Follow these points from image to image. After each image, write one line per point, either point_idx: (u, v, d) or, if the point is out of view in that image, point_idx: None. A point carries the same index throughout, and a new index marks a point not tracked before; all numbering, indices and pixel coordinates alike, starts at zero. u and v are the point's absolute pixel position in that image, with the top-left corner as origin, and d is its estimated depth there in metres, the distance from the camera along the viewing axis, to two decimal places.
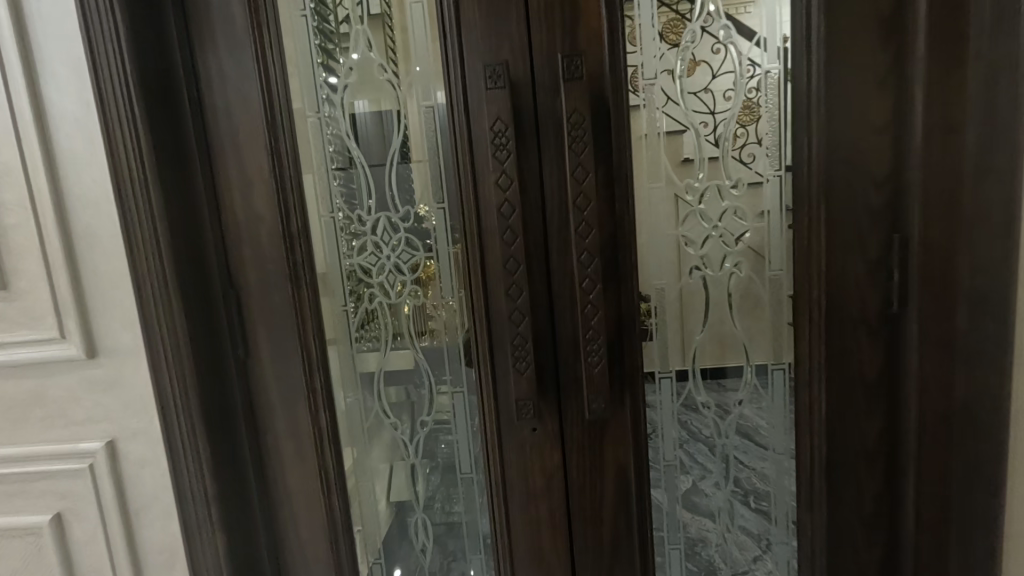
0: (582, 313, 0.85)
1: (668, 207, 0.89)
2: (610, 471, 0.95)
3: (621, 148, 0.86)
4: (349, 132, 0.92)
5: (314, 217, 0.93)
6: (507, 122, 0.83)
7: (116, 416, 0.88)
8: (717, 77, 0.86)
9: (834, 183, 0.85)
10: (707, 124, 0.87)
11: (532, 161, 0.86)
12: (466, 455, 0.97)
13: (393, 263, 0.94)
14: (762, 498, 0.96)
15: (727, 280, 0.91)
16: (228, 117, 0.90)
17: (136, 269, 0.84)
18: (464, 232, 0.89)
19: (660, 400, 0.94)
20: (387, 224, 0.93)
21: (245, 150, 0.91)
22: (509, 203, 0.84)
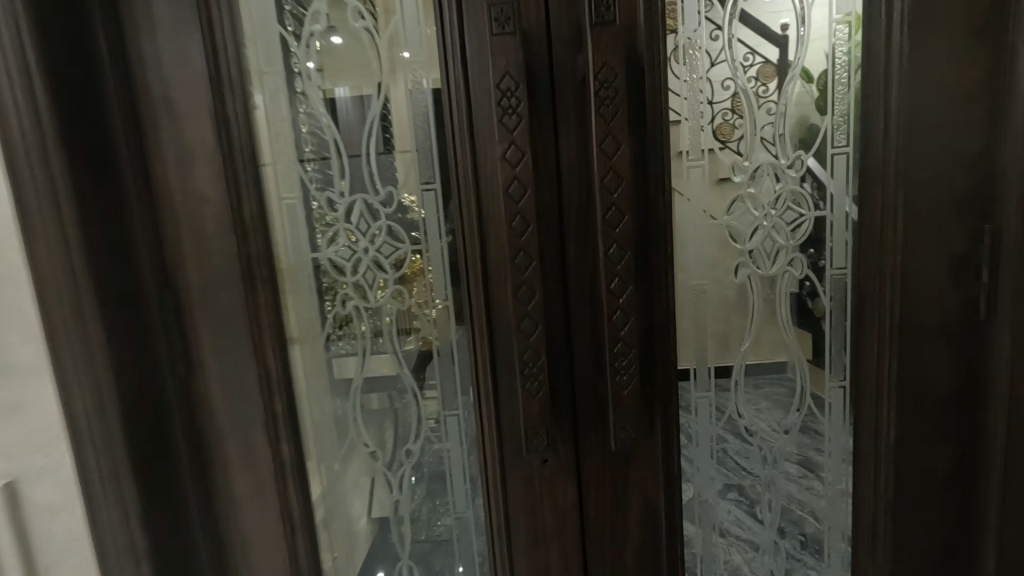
0: (609, 321, 0.68)
1: (710, 191, 0.73)
2: (634, 507, 0.79)
3: (656, 114, 0.69)
4: (317, 93, 0.73)
5: (274, 201, 0.75)
6: (518, 80, 0.65)
7: (14, 452, 0.69)
8: (719, 62, 0.70)
9: (913, 164, 0.70)
10: (703, 116, 0.71)
11: (546, 130, 0.69)
12: (459, 468, 0.79)
13: (371, 256, 0.76)
14: (811, 535, 0.82)
15: (778, 279, 0.75)
16: (160, 71, 0.71)
17: (36, 264, 0.64)
18: (461, 220, 0.71)
19: (696, 424, 0.78)
20: (363, 209, 0.75)
21: (182, 113, 0.72)
22: (519, 181, 0.67)
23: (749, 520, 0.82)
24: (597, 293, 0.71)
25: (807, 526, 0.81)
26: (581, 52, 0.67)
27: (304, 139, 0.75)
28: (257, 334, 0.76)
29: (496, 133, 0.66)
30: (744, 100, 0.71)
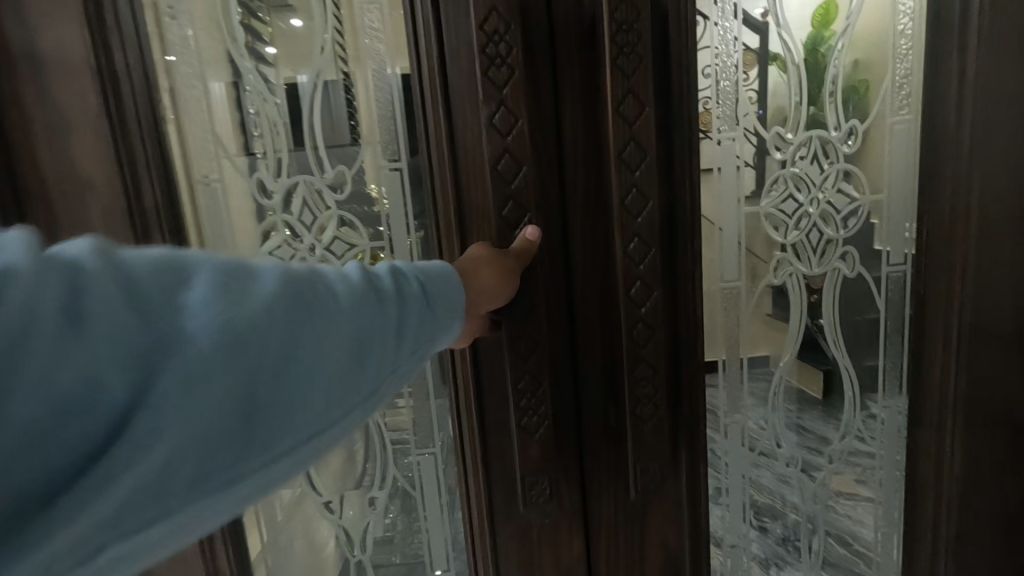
0: (628, 333, 0.55)
1: (746, 172, 0.59)
2: (652, 556, 0.64)
3: (683, 74, 0.54)
4: (244, 48, 0.59)
5: (198, 191, 0.61)
6: (508, 19, 0.50)
7: None
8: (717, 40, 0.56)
9: (986, 134, 0.57)
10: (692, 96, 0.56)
11: (545, 89, 0.53)
12: (433, 501, 0.63)
13: (320, 257, 0.62)
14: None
15: (825, 279, 0.62)
16: (30, 23, 0.57)
17: None
18: (437, 208, 0.56)
19: (726, 455, 0.65)
20: (309, 195, 0.61)
21: (59, 77, 0.58)
22: (511, 157, 0.52)
23: (779, 556, 0.68)
24: (610, 302, 0.56)
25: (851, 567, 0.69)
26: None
27: (242, 115, 0.60)
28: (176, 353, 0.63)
29: (481, 90, 0.51)
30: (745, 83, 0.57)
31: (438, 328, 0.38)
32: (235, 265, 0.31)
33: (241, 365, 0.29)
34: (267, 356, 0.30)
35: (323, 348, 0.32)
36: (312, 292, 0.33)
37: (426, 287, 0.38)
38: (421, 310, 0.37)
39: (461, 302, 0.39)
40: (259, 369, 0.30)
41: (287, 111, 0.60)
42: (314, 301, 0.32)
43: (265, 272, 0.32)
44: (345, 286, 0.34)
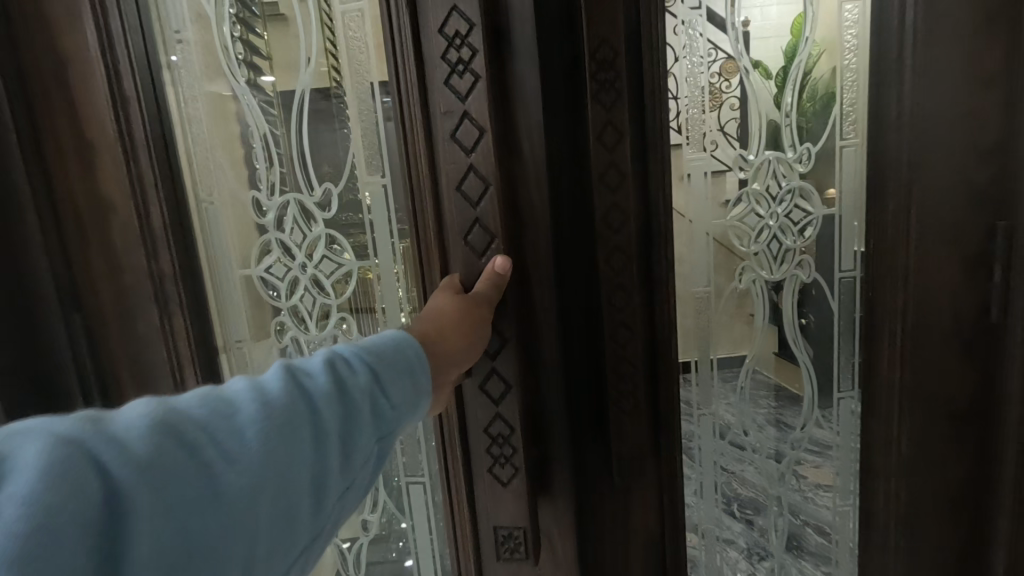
0: (613, 333, 0.63)
1: (710, 189, 0.68)
2: (636, 534, 0.71)
3: (655, 104, 0.59)
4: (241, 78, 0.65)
5: (212, 209, 0.68)
6: (472, 20, 0.54)
7: None
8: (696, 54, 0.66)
9: (919, 155, 0.64)
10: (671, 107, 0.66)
11: (523, 114, 0.59)
12: (423, 519, 0.73)
13: (311, 275, 0.68)
14: (821, 560, 0.78)
15: (785, 286, 0.70)
16: (67, 75, 0.65)
17: None
18: (415, 225, 0.64)
19: (699, 444, 0.74)
20: (298, 212, 0.67)
21: (89, 122, 0.66)
22: (476, 174, 0.56)
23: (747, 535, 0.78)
24: (596, 309, 0.64)
25: (817, 553, 0.77)
26: (573, 31, 0.58)
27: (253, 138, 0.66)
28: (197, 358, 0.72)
29: (445, 102, 0.55)
30: (704, 96, 0.67)
31: (390, 406, 0.42)
32: (86, 425, 0.30)
33: (81, 537, 0.27)
34: (139, 507, 0.29)
35: (211, 481, 0.31)
36: (204, 427, 0.33)
37: (368, 372, 0.42)
38: (359, 404, 0.40)
39: (377, 401, 0.41)
40: (157, 520, 0.29)
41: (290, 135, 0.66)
42: (191, 437, 0.32)
43: (122, 428, 0.31)
44: (252, 407, 0.35)
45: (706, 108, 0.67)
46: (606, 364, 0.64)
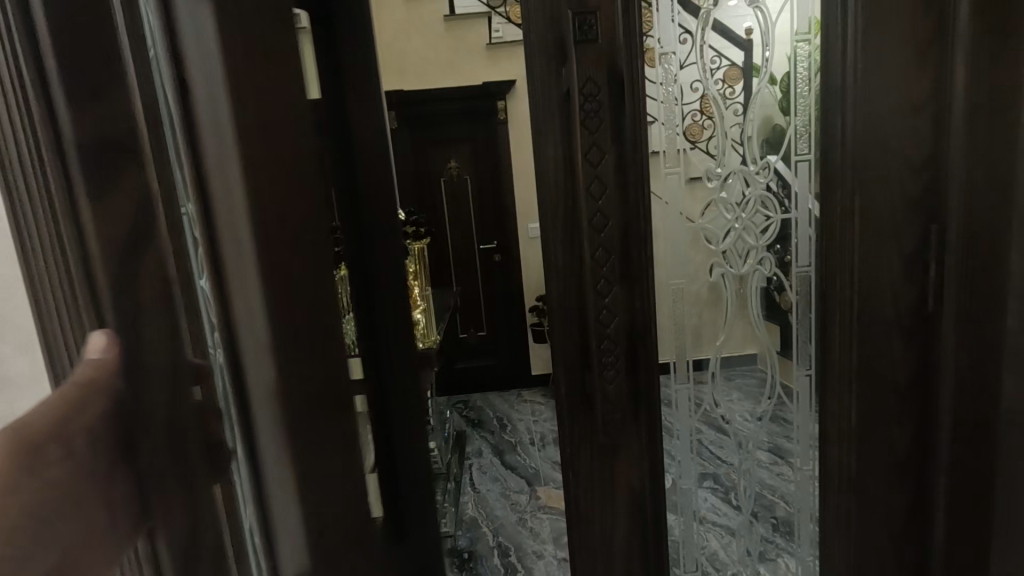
0: (597, 317, 0.76)
1: (690, 196, 0.86)
2: (621, 489, 0.83)
3: (635, 129, 0.72)
4: None
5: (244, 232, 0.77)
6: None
7: None
8: (685, 68, 0.83)
9: (866, 170, 0.76)
10: (668, 113, 0.83)
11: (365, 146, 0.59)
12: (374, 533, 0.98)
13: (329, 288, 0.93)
14: (784, 527, 0.94)
15: (750, 278, 0.89)
16: None
17: None
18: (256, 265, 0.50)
19: (678, 421, 0.90)
20: None
21: None
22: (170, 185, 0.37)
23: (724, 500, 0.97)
24: (583, 299, 0.76)
25: (780, 521, 0.94)
26: (566, 67, 0.70)
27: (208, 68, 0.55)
28: None
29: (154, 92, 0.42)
30: (698, 103, 0.84)
31: None
32: None
33: None
34: None
35: None
36: None
37: None
38: None
39: None
40: None
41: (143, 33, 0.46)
42: None
43: None
44: None
45: (698, 114, 0.84)
46: (593, 344, 0.77)
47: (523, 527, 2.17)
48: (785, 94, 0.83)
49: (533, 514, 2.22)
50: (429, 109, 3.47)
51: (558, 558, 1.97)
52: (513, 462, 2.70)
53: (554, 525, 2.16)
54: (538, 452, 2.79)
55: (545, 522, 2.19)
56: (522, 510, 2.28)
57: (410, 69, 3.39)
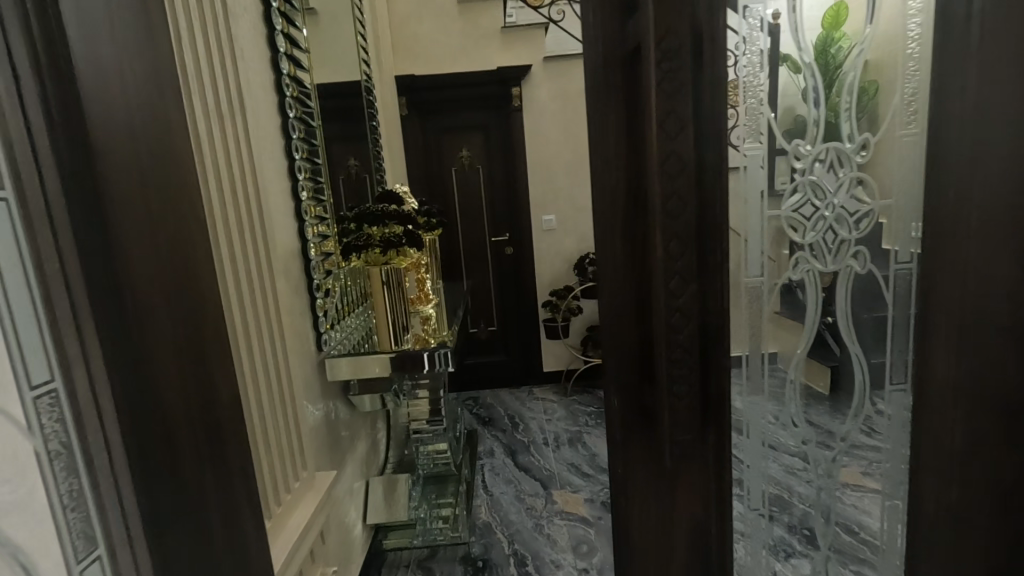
0: (666, 325, 0.61)
1: (772, 178, 0.75)
2: (681, 516, 0.72)
3: (715, 97, 0.60)
4: None
5: None
6: None
7: None
8: (774, 25, 0.71)
9: (992, 146, 0.60)
10: (752, 81, 0.72)
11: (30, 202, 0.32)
12: None
13: None
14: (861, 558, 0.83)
15: (838, 275, 0.77)
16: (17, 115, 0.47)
17: None
18: None
19: (749, 431, 0.79)
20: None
21: None
22: None
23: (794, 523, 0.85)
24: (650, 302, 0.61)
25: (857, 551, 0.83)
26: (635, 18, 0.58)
27: None
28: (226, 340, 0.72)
29: None
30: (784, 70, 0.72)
31: None
32: None
33: None
34: None
35: None
36: None
37: None
38: None
39: None
40: None
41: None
42: None
43: None
44: None
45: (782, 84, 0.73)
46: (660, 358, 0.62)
47: (540, 534, 2.07)
48: (889, 58, 0.71)
49: (550, 520, 2.13)
50: (435, 96, 3.34)
51: (579, 569, 1.86)
52: (527, 463, 2.60)
53: (573, 533, 2.05)
54: (552, 454, 2.69)
55: (563, 528, 2.08)
56: (539, 515, 2.19)
57: (420, 54, 3.27)
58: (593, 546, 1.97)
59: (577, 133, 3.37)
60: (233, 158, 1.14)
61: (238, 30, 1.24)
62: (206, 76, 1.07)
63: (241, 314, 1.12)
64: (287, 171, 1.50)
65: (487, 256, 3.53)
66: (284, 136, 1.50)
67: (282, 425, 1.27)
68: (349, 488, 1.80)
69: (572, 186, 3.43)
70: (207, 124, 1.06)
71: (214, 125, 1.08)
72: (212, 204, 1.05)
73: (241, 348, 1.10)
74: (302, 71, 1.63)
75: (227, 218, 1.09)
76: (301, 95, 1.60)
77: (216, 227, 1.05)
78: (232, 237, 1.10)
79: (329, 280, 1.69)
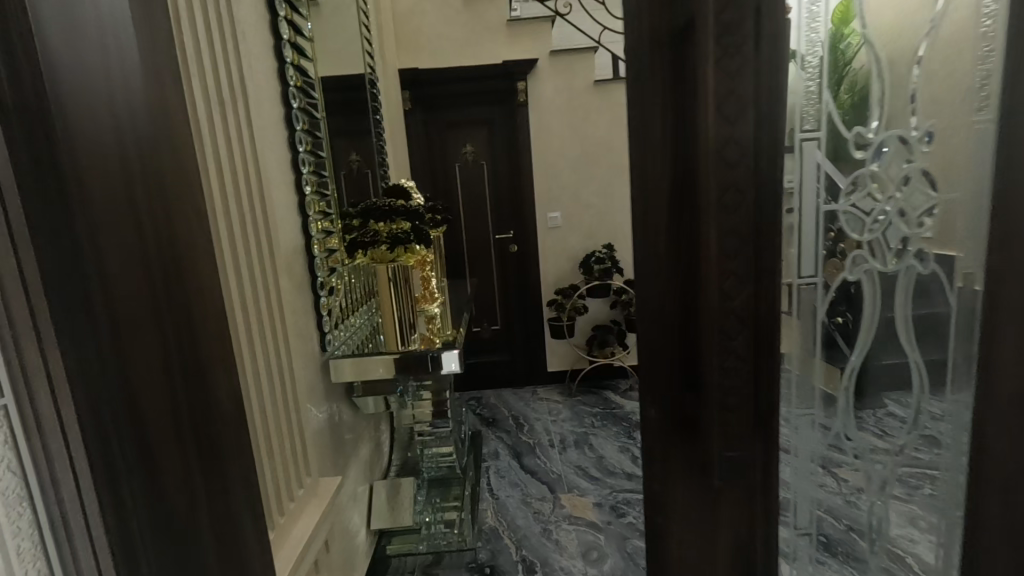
0: (723, 325, 0.59)
1: (830, 166, 0.66)
2: (723, 536, 0.66)
3: (773, 80, 0.54)
4: None
5: None
6: None
7: None
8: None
9: None
10: (813, 54, 0.63)
11: None
12: None
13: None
14: None
15: (898, 279, 0.68)
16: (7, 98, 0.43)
17: None
18: None
19: (796, 450, 0.69)
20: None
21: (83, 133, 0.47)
22: None
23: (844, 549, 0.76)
24: (703, 301, 0.59)
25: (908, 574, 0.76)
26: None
27: None
28: (227, 344, 0.66)
29: None
30: (848, 43, 0.63)
31: None
32: None
33: None
34: None
35: None
36: None
37: None
38: None
39: None
40: None
41: (118, 41, 0.51)
42: None
43: None
44: None
45: (844, 59, 0.63)
46: (714, 359, 0.60)
47: (548, 540, 2.02)
48: (964, 35, 0.62)
49: (558, 525, 2.08)
50: (438, 91, 3.28)
51: None
52: (533, 466, 2.55)
53: (582, 539, 2.00)
54: (559, 456, 2.63)
55: (571, 534, 2.03)
56: (546, 520, 2.13)
57: (424, 47, 3.20)
58: (603, 553, 1.91)
59: (584, 129, 3.30)
60: (235, 148, 1.08)
61: (240, 14, 1.18)
62: (206, 62, 1.00)
63: (244, 314, 1.06)
64: (291, 164, 1.44)
65: (491, 254, 3.47)
66: (287, 127, 1.43)
67: (286, 430, 1.21)
68: (353, 493, 1.74)
69: (578, 183, 3.37)
70: (208, 112, 1.00)
71: (215, 113, 1.02)
72: (213, 196, 0.98)
73: (243, 349, 1.04)
74: (306, 60, 1.57)
75: (229, 211, 1.03)
76: (305, 86, 1.54)
77: (217, 220, 0.98)
78: (234, 232, 1.04)
79: (333, 278, 1.62)
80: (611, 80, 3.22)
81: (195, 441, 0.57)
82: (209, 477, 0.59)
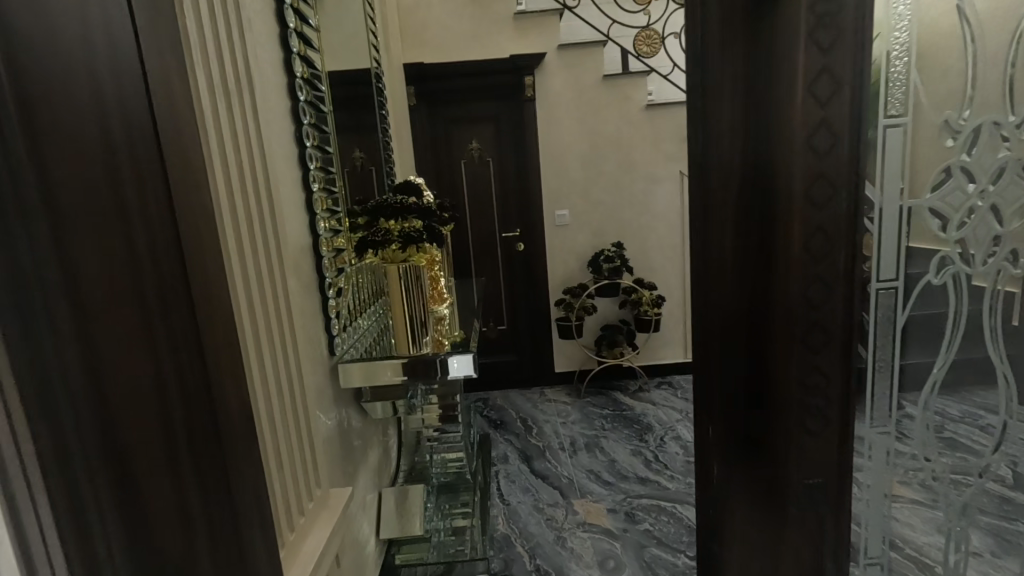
0: (801, 333, 0.53)
1: (917, 157, 0.58)
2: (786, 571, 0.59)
3: (862, 58, 0.48)
4: None
5: None
6: None
7: None
8: None
9: None
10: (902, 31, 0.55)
11: None
12: None
13: None
14: None
15: (989, 281, 0.62)
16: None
17: None
18: None
19: (870, 471, 0.63)
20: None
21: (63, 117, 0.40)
22: None
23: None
24: (774, 305, 0.53)
25: None
26: None
27: None
28: (235, 355, 0.60)
29: None
30: (937, 20, 0.56)
31: None
32: None
33: None
34: None
35: None
36: None
37: None
38: None
39: None
40: None
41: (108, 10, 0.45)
42: None
43: None
44: None
45: (932, 36, 0.57)
46: (796, 369, 0.54)
47: (562, 548, 1.96)
48: None
49: (573, 533, 2.02)
50: (443, 86, 3.21)
51: None
52: (544, 470, 2.48)
53: (598, 546, 1.94)
54: (569, 460, 2.57)
55: (587, 542, 1.97)
56: (560, 527, 2.07)
57: (429, 41, 3.12)
58: (620, 562, 1.85)
59: (592, 124, 3.24)
60: (241, 141, 1.01)
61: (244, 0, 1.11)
62: (210, 47, 0.94)
63: (250, 319, 0.99)
64: (297, 160, 1.37)
65: (497, 253, 3.40)
66: (294, 120, 1.36)
67: (295, 440, 1.14)
68: (361, 502, 1.67)
69: (585, 180, 3.31)
70: (213, 103, 0.93)
71: (220, 103, 0.95)
72: (220, 193, 0.91)
73: (251, 356, 0.97)
74: (312, 52, 1.50)
75: (235, 209, 0.96)
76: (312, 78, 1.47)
77: (223, 218, 0.92)
78: (240, 232, 0.97)
79: (341, 279, 1.56)
80: (620, 74, 3.16)
81: (196, 468, 0.50)
82: (212, 511, 0.52)
